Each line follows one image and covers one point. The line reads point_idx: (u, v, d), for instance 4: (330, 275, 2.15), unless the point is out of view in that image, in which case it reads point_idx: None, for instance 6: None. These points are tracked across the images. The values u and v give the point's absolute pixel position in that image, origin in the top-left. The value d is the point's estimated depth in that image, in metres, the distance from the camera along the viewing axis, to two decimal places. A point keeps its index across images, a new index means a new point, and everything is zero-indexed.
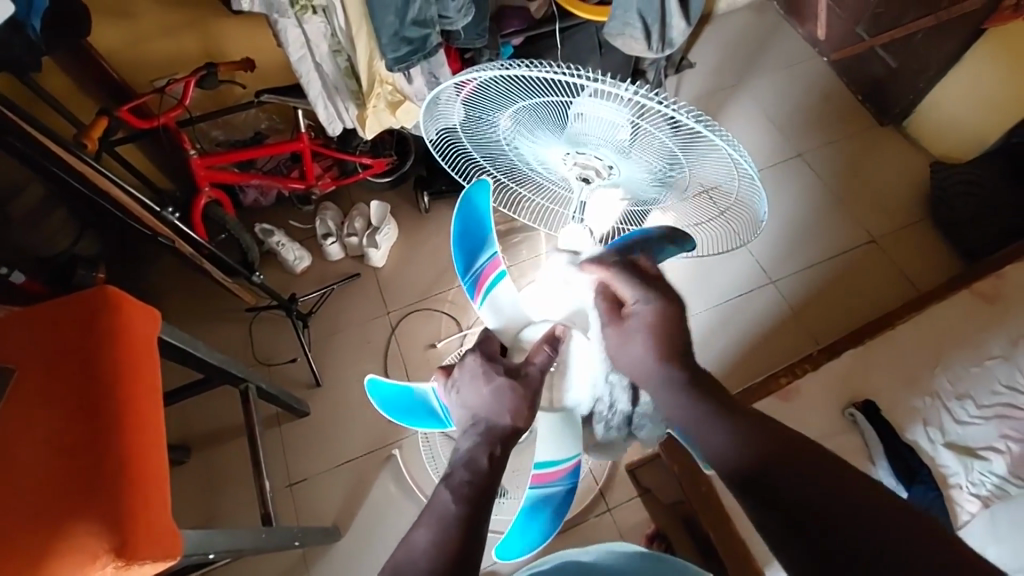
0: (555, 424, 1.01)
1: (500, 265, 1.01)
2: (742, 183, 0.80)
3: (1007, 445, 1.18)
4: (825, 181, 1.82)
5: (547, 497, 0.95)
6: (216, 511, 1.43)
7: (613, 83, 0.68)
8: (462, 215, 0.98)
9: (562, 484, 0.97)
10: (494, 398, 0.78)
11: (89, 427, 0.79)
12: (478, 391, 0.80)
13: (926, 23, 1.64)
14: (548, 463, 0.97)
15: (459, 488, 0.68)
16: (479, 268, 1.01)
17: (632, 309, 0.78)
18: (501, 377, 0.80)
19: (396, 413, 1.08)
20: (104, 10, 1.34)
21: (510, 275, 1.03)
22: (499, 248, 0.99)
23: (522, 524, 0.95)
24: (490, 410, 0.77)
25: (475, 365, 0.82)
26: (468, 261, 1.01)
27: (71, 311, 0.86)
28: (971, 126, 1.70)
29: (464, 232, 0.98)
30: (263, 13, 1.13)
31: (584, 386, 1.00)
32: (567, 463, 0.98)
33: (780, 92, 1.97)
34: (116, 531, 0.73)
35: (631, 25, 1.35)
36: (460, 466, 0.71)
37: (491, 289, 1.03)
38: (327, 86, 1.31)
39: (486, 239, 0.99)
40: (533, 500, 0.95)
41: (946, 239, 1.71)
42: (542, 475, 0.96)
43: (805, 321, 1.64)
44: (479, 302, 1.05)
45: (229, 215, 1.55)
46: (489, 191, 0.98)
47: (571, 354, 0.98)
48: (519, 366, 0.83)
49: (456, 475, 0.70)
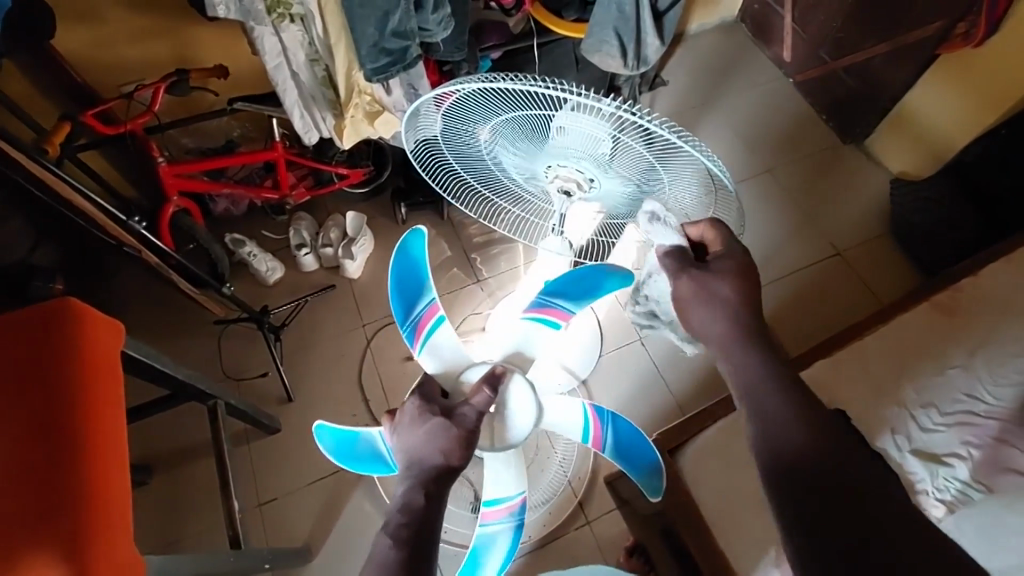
0: (500, 461, 1.08)
1: (438, 311, 1.03)
2: (718, 196, 0.81)
3: (969, 451, 1.21)
4: (794, 198, 1.88)
5: (498, 535, 1.03)
6: (180, 534, 1.36)
7: (595, 97, 0.69)
8: (399, 263, 0.97)
9: (510, 520, 1.04)
10: (429, 439, 0.75)
11: (48, 451, 0.75)
12: (414, 433, 0.77)
13: (883, 48, 1.74)
14: (493, 501, 1.06)
15: (398, 532, 0.65)
16: (419, 314, 1.01)
17: (718, 253, 0.78)
18: (435, 418, 0.77)
19: (341, 459, 1.08)
20: (69, 12, 1.29)
21: (448, 319, 1.05)
22: (436, 294, 1.01)
23: (474, 558, 1.02)
24: (425, 452, 0.74)
25: (413, 409, 0.80)
26: (406, 308, 1.00)
27: (30, 322, 0.81)
28: (924, 146, 1.79)
29: (402, 278, 0.98)
30: (239, 20, 1.11)
31: (520, 433, 1.04)
32: (514, 500, 1.06)
33: (749, 110, 2.04)
34: (75, 558, 0.69)
35: (608, 42, 1.38)
36: (396, 510, 0.68)
37: (430, 335, 1.04)
38: (304, 95, 1.29)
39: (423, 285, 0.99)
40: (480, 537, 1.03)
41: (907, 254, 1.78)
42: (489, 513, 1.05)
43: (777, 332, 1.68)
44: (418, 349, 1.04)
45: (199, 225, 1.50)
46: (425, 240, 0.97)
47: (509, 394, 1.03)
48: (455, 406, 0.81)
49: (392, 520, 0.67)
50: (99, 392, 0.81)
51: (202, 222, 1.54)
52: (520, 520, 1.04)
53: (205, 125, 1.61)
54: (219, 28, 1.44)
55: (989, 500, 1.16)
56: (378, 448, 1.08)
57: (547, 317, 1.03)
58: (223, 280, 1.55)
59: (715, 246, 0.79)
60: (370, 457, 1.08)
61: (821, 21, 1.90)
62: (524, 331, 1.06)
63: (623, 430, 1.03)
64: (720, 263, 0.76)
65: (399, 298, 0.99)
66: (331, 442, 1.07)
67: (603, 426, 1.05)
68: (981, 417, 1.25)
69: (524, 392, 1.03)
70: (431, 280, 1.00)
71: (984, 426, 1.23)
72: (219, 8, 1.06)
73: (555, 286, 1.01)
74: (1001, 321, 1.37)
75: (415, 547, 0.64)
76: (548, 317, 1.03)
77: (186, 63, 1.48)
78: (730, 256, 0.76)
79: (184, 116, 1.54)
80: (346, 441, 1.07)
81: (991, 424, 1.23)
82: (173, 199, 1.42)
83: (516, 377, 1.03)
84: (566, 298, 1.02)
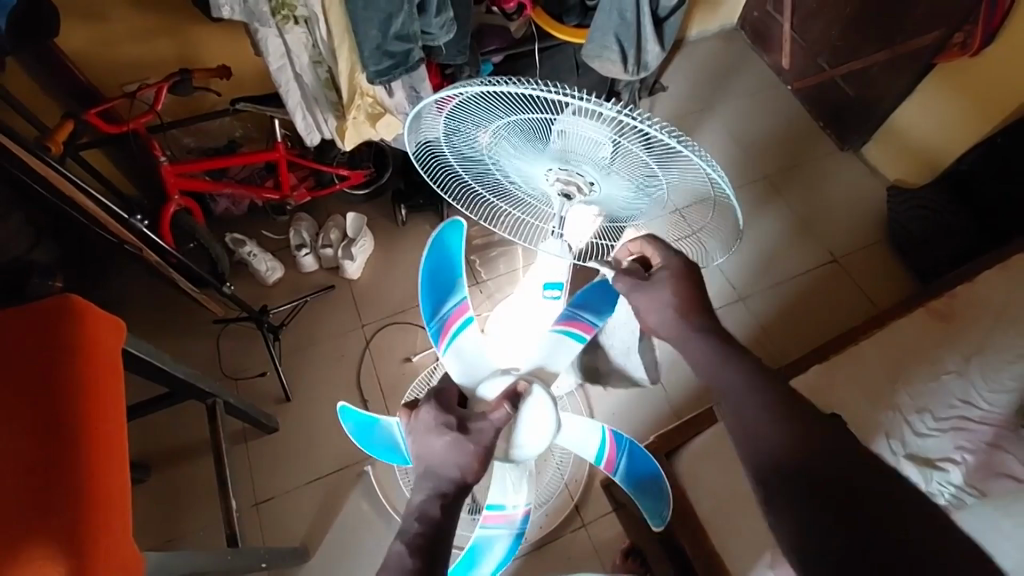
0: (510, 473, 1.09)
1: (467, 312, 1.04)
2: (716, 200, 0.82)
3: (963, 456, 1.22)
4: (791, 204, 1.90)
5: (498, 536, 1.08)
6: (176, 533, 1.36)
7: (597, 101, 0.70)
8: (432, 258, 0.97)
9: (512, 527, 1.09)
10: (446, 452, 0.75)
11: (48, 447, 0.75)
12: (429, 444, 0.76)
13: (881, 56, 1.76)
14: (497, 507, 1.09)
15: (415, 540, 0.66)
16: (447, 313, 1.02)
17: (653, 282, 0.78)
18: (453, 432, 0.76)
19: (360, 442, 1.09)
20: (74, 11, 1.30)
21: (476, 322, 1.05)
22: (468, 293, 1.02)
23: (472, 552, 1.07)
24: (437, 464, 0.74)
25: (428, 420, 0.79)
26: (434, 306, 1.00)
27: (33, 318, 0.81)
28: (919, 155, 1.81)
29: (435, 274, 0.97)
30: (244, 21, 1.13)
31: (534, 449, 1.03)
32: (519, 509, 1.09)
33: (747, 116, 2.05)
34: (74, 553, 0.70)
35: (608, 48, 1.40)
36: (412, 518, 0.69)
37: (456, 336, 1.04)
38: (307, 97, 1.30)
39: (456, 282, 1.00)
40: (478, 538, 1.07)
41: (902, 261, 1.79)
42: (492, 516, 1.08)
43: (774, 337, 1.69)
44: (443, 349, 1.04)
45: (200, 225, 1.51)
46: (461, 233, 0.98)
47: (527, 413, 1.00)
48: (471, 420, 0.80)
49: (398, 527, 0.67)
50: (100, 390, 0.81)
51: (203, 221, 1.54)
52: (520, 531, 1.09)
53: (207, 126, 1.62)
54: (223, 28, 1.45)
55: (982, 504, 1.17)
56: (397, 438, 1.10)
57: (573, 331, 1.05)
58: (222, 279, 1.56)
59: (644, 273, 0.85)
60: (387, 447, 1.10)
61: (819, 29, 1.92)
62: (548, 343, 1.07)
63: (636, 459, 1.06)
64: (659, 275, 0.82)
65: (430, 296, 0.98)
66: (352, 424, 1.08)
67: (618, 451, 1.07)
68: (976, 422, 1.26)
69: (546, 406, 1.00)
70: (464, 278, 1.02)
71: (979, 431, 1.24)
72: (224, 9, 1.08)
73: (580, 299, 1.03)
74: (995, 328, 1.38)
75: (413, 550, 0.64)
76: (574, 330, 1.05)
77: (189, 63, 1.49)
78: (666, 266, 0.79)
79: (186, 116, 1.55)
80: (366, 426, 1.08)
81: (986, 429, 1.25)
82: (174, 198, 1.42)
83: (538, 389, 1.00)
84: (592, 311, 1.04)
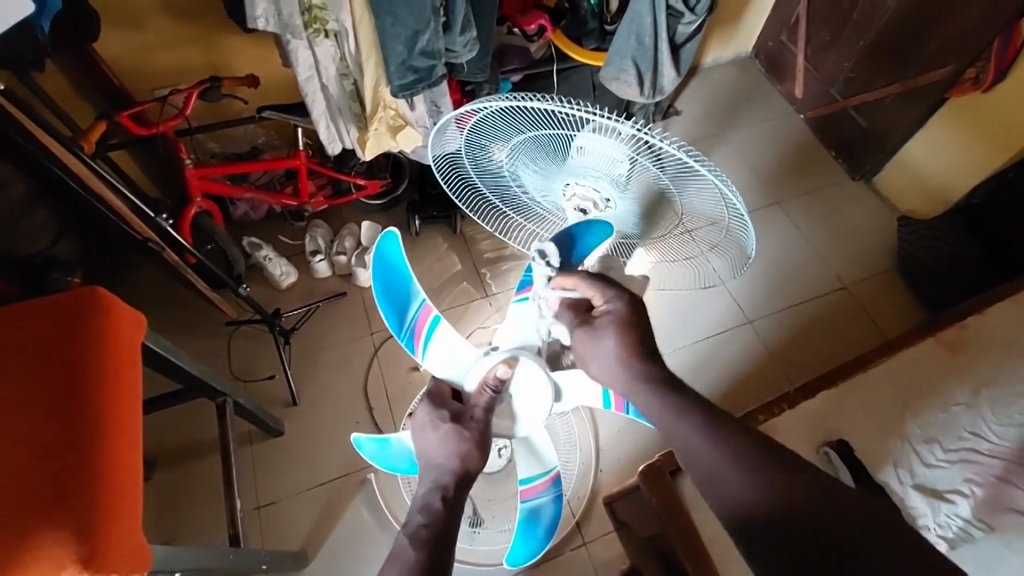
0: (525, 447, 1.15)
1: (431, 311, 1.09)
2: (730, 222, 0.83)
3: (971, 489, 1.21)
4: (802, 231, 1.91)
5: (538, 510, 1.10)
6: (177, 531, 1.36)
7: (617, 119, 0.72)
8: (379, 274, 1.01)
9: (548, 495, 1.11)
10: (442, 443, 0.78)
11: (66, 434, 0.76)
12: (426, 438, 0.79)
13: (894, 89, 1.79)
14: (528, 479, 1.13)
15: (419, 533, 0.67)
16: (413, 320, 1.07)
17: (603, 309, 0.84)
18: (447, 423, 0.80)
19: (382, 465, 1.13)
20: (112, 18, 1.35)
21: (444, 317, 1.10)
22: (426, 295, 1.06)
23: (519, 532, 1.09)
24: (451, 466, 0.76)
25: (424, 416, 0.83)
26: (399, 318, 1.05)
27: (58, 308, 0.84)
28: (932, 189, 1.83)
29: (387, 289, 1.02)
30: (277, 33, 1.16)
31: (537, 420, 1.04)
32: (542, 479, 1.12)
33: (759, 143, 2.08)
34: (85, 537, 0.71)
35: (626, 71, 1.44)
36: (419, 511, 0.70)
37: (429, 335, 1.10)
38: (331, 107, 1.34)
39: (409, 291, 1.05)
40: (526, 514, 1.10)
41: (911, 292, 1.79)
42: (527, 491, 1.11)
43: (780, 364, 1.69)
44: (422, 354, 1.10)
45: (218, 226, 1.55)
46: (398, 243, 1.01)
47: (519, 386, 1.02)
48: (463, 412, 0.84)
49: (414, 521, 0.69)
50: (116, 382, 0.83)
51: (221, 224, 1.57)
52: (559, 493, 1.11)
53: (232, 131, 1.66)
54: (252, 40, 1.50)
55: (989, 538, 1.16)
56: (414, 448, 1.13)
57: (550, 294, 0.98)
58: (238, 281, 1.59)
59: (598, 300, 0.86)
60: (407, 460, 1.13)
61: (832, 60, 1.95)
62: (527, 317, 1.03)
63: None
64: (606, 318, 0.83)
65: (391, 309, 1.03)
66: (370, 457, 1.12)
67: (628, 396, 1.05)
68: (985, 455, 1.25)
69: (538, 376, 1.01)
70: (416, 282, 1.06)
71: (988, 464, 1.24)
72: (259, 21, 1.13)
73: (549, 258, 0.95)
74: (1003, 363, 1.37)
75: (411, 553, 0.64)
76: (550, 293, 0.98)
77: (218, 70, 1.54)
78: None
79: (212, 121, 1.60)
80: (383, 450, 1.12)
81: (995, 463, 1.24)
82: (196, 200, 1.45)
83: (526, 364, 1.01)
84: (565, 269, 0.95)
